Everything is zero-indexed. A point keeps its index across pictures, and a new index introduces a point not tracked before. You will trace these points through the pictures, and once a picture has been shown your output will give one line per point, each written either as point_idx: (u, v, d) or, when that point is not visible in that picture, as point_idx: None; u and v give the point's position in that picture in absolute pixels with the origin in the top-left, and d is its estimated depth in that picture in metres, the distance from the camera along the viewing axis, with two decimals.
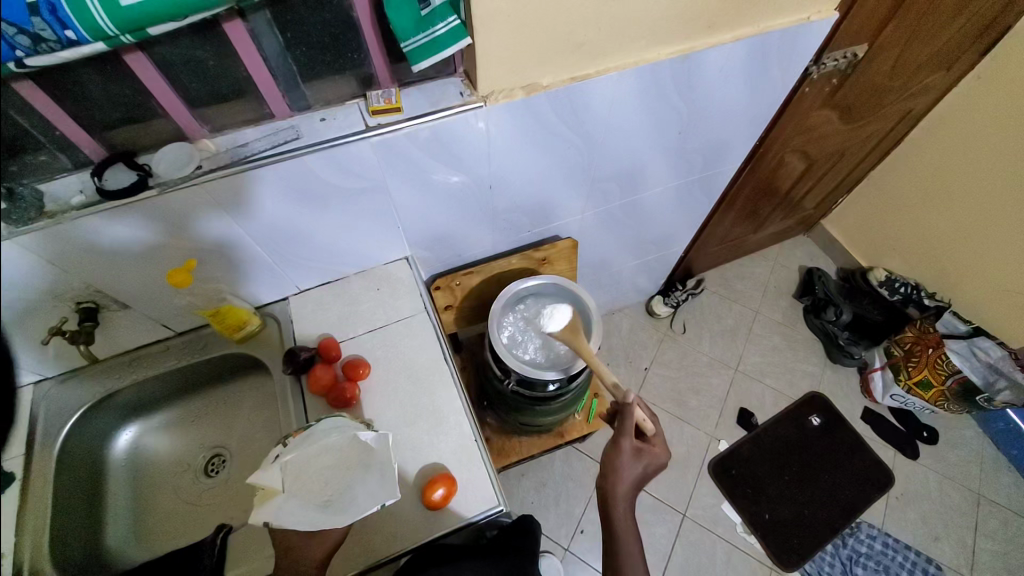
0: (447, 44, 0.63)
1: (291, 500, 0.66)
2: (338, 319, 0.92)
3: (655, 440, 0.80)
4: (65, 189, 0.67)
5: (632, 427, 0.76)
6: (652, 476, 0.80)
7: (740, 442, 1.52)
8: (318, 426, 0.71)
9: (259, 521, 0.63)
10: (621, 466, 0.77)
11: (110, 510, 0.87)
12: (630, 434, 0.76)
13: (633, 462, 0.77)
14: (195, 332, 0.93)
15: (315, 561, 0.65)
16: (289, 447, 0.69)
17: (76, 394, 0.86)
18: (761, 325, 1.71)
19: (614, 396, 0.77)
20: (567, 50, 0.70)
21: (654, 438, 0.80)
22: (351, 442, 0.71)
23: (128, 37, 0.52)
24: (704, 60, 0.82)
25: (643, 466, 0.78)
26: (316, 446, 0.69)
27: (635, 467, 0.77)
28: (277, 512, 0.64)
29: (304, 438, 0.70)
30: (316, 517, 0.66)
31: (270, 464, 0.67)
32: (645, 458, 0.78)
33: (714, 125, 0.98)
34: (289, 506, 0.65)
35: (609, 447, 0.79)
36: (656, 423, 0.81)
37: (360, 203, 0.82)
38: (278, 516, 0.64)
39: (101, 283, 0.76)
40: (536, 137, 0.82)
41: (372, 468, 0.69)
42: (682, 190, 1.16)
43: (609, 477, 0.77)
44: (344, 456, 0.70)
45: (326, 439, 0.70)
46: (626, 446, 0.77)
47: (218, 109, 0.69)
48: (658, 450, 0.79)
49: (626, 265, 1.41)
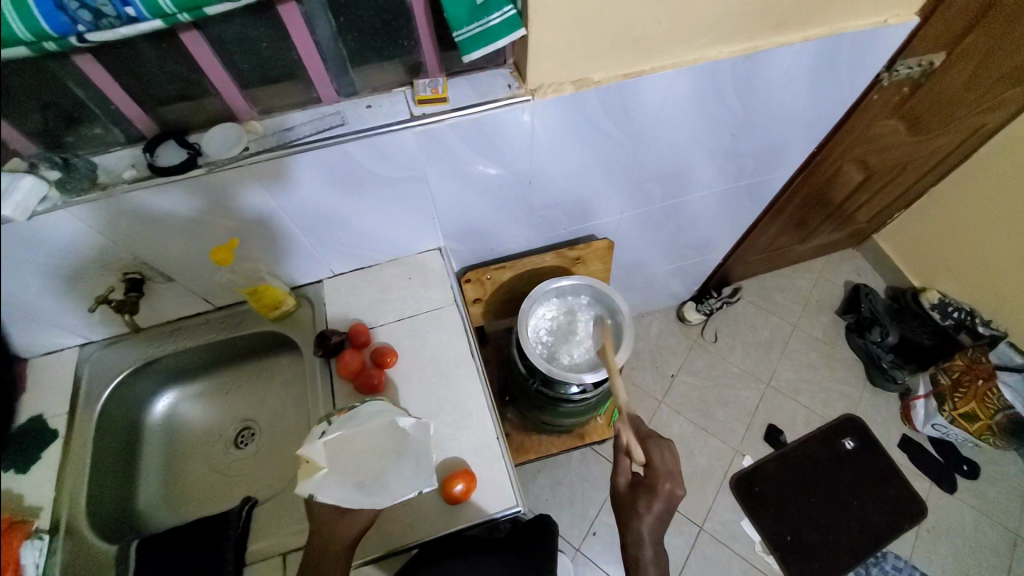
0: (501, 35, 0.61)
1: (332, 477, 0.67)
2: (369, 305, 0.93)
3: (656, 473, 0.78)
4: (118, 162, 0.68)
5: (620, 460, 0.80)
6: (666, 517, 0.77)
7: (764, 459, 1.47)
8: (362, 409, 0.72)
9: (305, 493, 0.64)
10: (623, 502, 0.79)
11: (145, 471, 0.91)
12: (623, 470, 0.80)
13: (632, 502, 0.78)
14: (233, 307, 0.95)
15: (349, 538, 0.67)
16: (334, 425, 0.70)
17: (119, 358, 0.90)
18: (797, 340, 1.65)
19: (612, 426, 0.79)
20: (623, 46, 0.68)
21: (655, 470, 0.78)
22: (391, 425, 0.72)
23: (185, 15, 0.53)
24: (768, 60, 0.77)
25: (643, 505, 0.77)
26: (359, 424, 0.70)
27: (636, 507, 0.77)
28: (320, 486, 0.65)
29: (349, 418, 0.71)
30: (357, 496, 0.66)
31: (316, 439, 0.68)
32: (641, 495, 0.78)
33: (769, 130, 0.93)
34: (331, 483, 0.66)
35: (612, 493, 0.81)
36: (659, 453, 0.79)
37: (399, 192, 0.81)
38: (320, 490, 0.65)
39: (147, 255, 0.78)
40: (580, 134, 0.80)
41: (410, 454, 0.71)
42: (728, 194, 1.11)
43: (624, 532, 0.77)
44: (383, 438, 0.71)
45: (367, 420, 0.71)
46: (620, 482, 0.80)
47: (268, 91, 0.70)
48: (658, 486, 0.77)
49: (661, 268, 1.36)
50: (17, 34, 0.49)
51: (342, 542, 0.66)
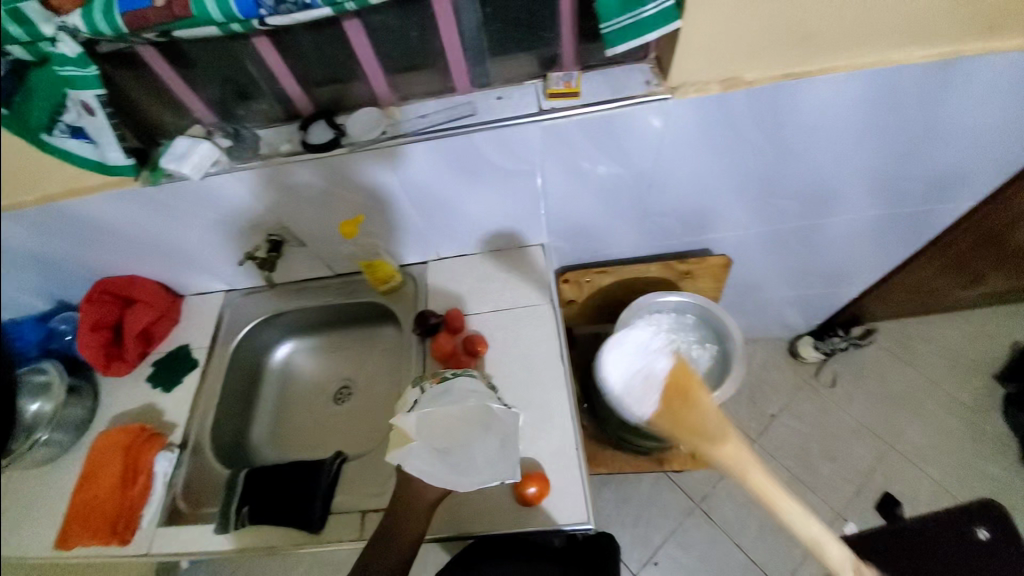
0: (653, 26, 0.58)
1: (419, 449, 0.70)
2: (468, 292, 0.95)
3: None
4: (276, 136, 0.76)
5: None
6: None
7: (872, 529, 1.28)
8: (455, 386, 0.74)
9: (393, 460, 0.69)
10: None
11: (260, 410, 1.02)
12: None
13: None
14: (348, 277, 1.03)
15: (430, 500, 0.69)
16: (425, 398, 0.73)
17: (252, 306, 1.02)
18: (936, 401, 1.40)
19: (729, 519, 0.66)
20: (786, 42, 0.62)
21: None
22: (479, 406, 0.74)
23: (351, 3, 0.57)
24: (969, 66, 0.65)
25: None
26: (449, 402, 0.73)
27: None
28: (407, 457, 0.69)
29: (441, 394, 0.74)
30: (439, 472, 0.69)
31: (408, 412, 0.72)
32: None
33: (949, 153, 0.79)
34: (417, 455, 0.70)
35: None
36: None
37: (515, 185, 0.81)
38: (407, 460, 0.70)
39: (287, 221, 0.87)
40: (716, 139, 0.73)
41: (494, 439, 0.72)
42: (879, 222, 0.96)
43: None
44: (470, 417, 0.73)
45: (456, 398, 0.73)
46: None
47: (408, 78, 0.73)
48: None
49: (778, 294, 1.23)
50: (212, 15, 0.56)
51: (423, 503, 0.69)
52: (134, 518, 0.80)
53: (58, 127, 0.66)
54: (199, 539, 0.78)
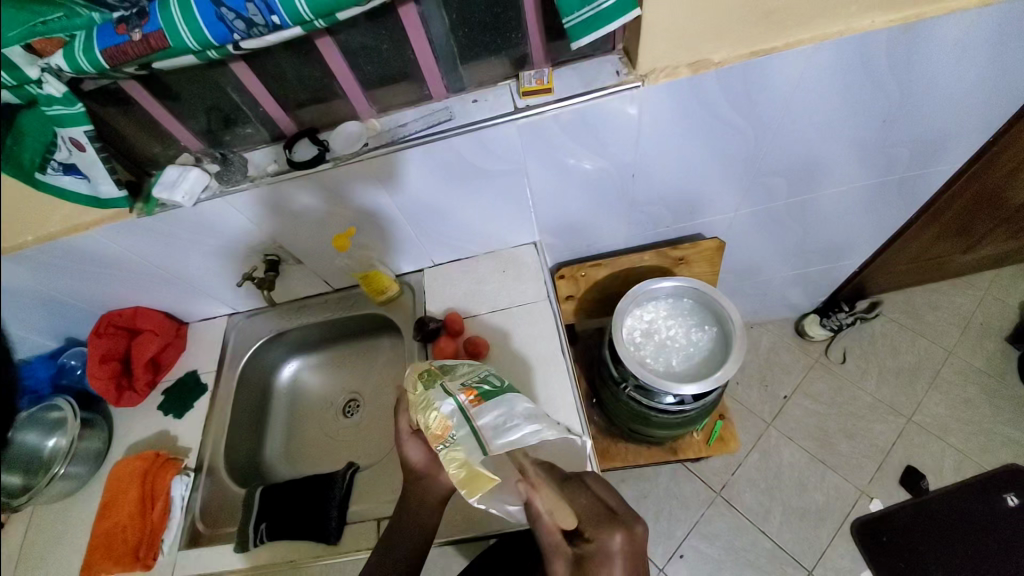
0: (614, 16, 0.58)
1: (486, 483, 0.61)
2: (465, 296, 0.95)
3: None
4: (264, 158, 0.78)
5: None
6: None
7: (898, 505, 1.25)
8: (518, 409, 0.65)
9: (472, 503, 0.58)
10: None
11: (271, 429, 1.04)
12: None
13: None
14: (348, 290, 1.04)
15: (442, 494, 0.70)
16: (487, 423, 0.62)
17: (255, 327, 1.04)
18: (950, 370, 1.38)
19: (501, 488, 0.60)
20: (748, 20, 0.62)
21: None
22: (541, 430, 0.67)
23: (320, 21, 0.58)
24: (937, 26, 0.65)
25: None
26: (518, 435, 0.62)
27: None
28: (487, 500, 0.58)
29: (507, 422, 0.63)
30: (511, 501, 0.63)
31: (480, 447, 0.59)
32: None
33: (931, 115, 0.79)
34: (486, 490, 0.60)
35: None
36: None
37: (500, 186, 0.82)
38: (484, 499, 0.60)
39: (281, 240, 0.88)
40: (692, 122, 0.73)
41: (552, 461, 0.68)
42: (871, 192, 0.95)
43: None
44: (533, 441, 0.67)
45: (529, 433, 0.63)
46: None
47: (385, 91, 0.75)
48: None
49: (778, 274, 1.22)
50: (188, 44, 0.58)
51: (437, 496, 0.69)
52: (155, 543, 0.81)
53: (51, 165, 0.68)
54: (221, 559, 0.79)
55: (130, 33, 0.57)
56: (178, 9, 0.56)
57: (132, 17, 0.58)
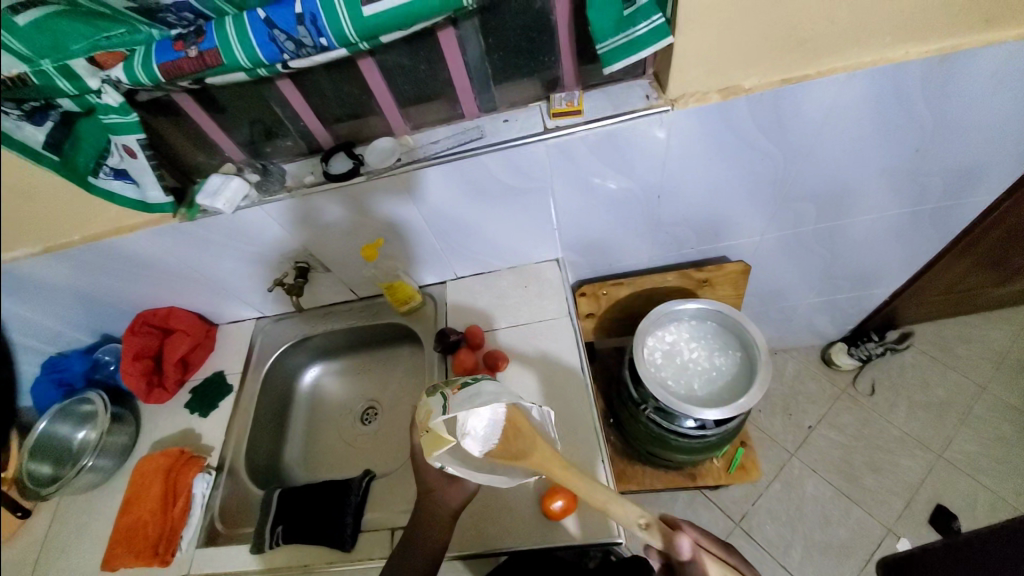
0: (647, 43, 0.60)
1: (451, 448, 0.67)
2: (486, 310, 0.96)
3: None
4: (301, 170, 0.82)
5: None
6: None
7: (929, 547, 1.19)
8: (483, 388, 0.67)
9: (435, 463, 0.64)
10: None
11: (290, 432, 1.06)
12: None
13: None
14: (372, 299, 1.07)
15: (452, 510, 0.70)
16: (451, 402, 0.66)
17: (282, 332, 1.07)
18: (987, 406, 1.32)
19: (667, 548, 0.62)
20: (780, 47, 0.62)
21: None
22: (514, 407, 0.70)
23: (364, 43, 0.61)
24: (976, 56, 0.64)
25: None
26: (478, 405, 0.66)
27: None
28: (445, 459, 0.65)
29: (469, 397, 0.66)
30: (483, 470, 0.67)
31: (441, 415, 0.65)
32: None
33: (970, 143, 0.77)
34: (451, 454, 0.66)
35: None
36: None
37: (527, 203, 0.84)
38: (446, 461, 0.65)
39: (312, 248, 0.91)
40: (720, 146, 0.74)
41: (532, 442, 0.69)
42: (904, 221, 0.94)
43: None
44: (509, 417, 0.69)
45: (484, 401, 0.65)
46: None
47: (419, 108, 0.77)
48: None
49: (804, 301, 1.20)
50: (240, 63, 0.62)
51: (447, 510, 0.70)
52: (174, 539, 0.83)
53: (103, 170, 0.73)
54: (237, 559, 0.81)
55: (186, 49, 0.61)
56: (234, 30, 0.60)
57: (190, 35, 0.61)
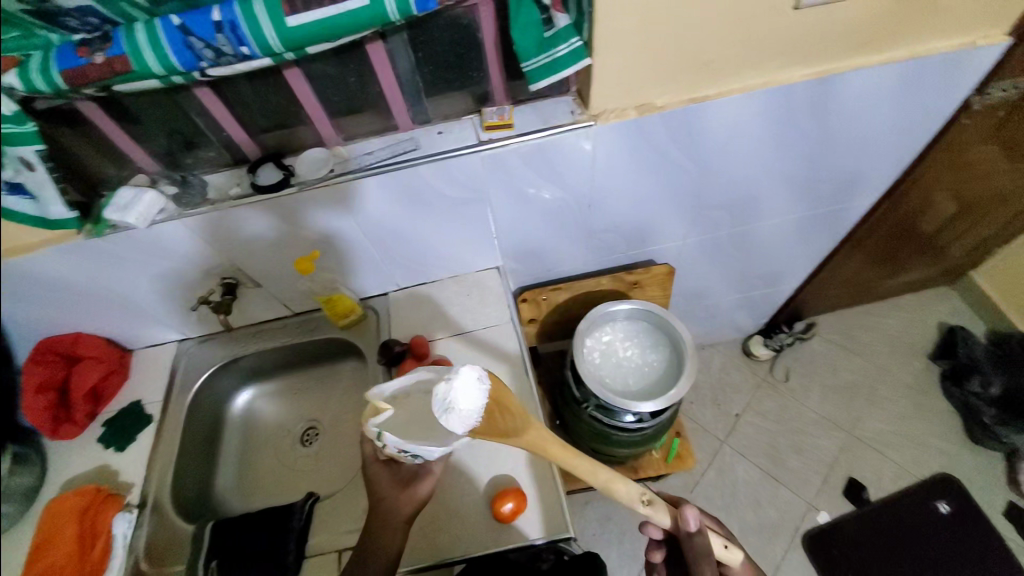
0: (567, 63, 0.65)
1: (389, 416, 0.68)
2: (429, 320, 0.97)
3: None
4: (225, 181, 0.79)
5: None
6: None
7: (843, 516, 1.33)
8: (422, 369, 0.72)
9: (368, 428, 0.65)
10: None
11: (222, 459, 0.99)
12: None
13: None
14: (308, 314, 1.03)
15: (407, 514, 0.69)
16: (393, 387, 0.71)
17: (208, 354, 1.00)
18: (882, 385, 1.50)
19: (676, 523, 0.72)
20: (686, 69, 0.69)
21: None
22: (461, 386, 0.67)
23: (289, 53, 0.61)
24: (847, 80, 0.75)
25: None
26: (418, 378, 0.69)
27: None
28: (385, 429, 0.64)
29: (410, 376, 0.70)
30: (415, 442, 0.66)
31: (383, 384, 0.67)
32: None
33: (849, 154, 0.89)
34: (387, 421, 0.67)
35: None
36: None
37: (464, 213, 0.86)
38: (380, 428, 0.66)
39: (241, 263, 0.88)
40: (641, 157, 0.80)
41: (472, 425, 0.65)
42: (802, 224, 1.06)
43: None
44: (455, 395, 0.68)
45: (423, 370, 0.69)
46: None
47: (351, 119, 0.77)
48: None
49: (725, 298, 1.31)
50: (154, 70, 0.59)
51: (400, 516, 0.69)
52: None
53: None
54: None
55: (91, 55, 0.58)
56: (145, 36, 0.57)
57: (95, 41, 0.58)
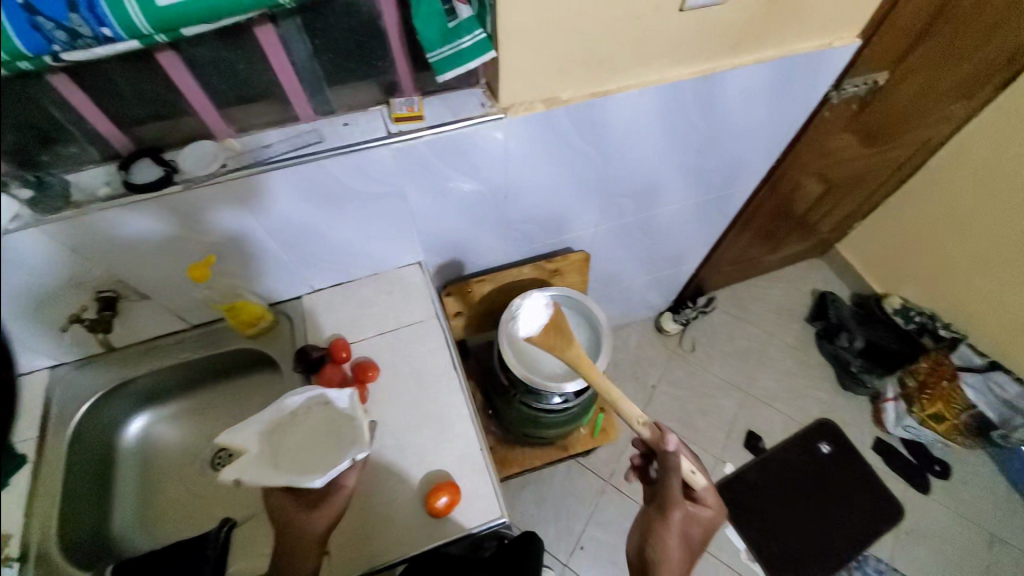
0: (472, 55, 0.65)
1: (256, 463, 0.68)
2: (349, 320, 0.93)
3: None
4: (93, 180, 0.69)
5: None
6: None
7: (745, 466, 1.50)
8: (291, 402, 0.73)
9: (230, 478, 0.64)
10: None
11: (118, 495, 0.88)
12: None
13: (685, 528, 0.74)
14: (209, 326, 0.94)
15: (318, 536, 0.66)
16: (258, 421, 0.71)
17: (90, 380, 0.87)
18: (771, 347, 1.70)
19: (655, 438, 0.77)
20: (589, 64, 0.72)
21: None
22: (327, 412, 0.74)
23: (162, 36, 0.54)
24: (727, 77, 0.83)
25: None
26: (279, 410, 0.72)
27: None
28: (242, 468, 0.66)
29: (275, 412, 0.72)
30: (292, 475, 0.67)
31: (241, 428, 0.69)
32: None
33: (733, 144, 0.99)
34: (253, 467, 0.67)
35: (657, 517, 0.75)
36: None
37: (378, 208, 0.83)
38: (244, 474, 0.65)
39: (121, 273, 0.78)
40: (551, 148, 0.83)
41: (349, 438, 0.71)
42: (698, 208, 1.16)
43: (661, 556, 0.72)
44: (324, 424, 0.73)
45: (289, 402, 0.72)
46: (677, 512, 0.74)
47: (243, 110, 0.71)
48: None
49: (637, 280, 1.40)
50: None
51: (310, 538, 0.66)
52: None
53: None
54: None
55: None
56: None
57: None
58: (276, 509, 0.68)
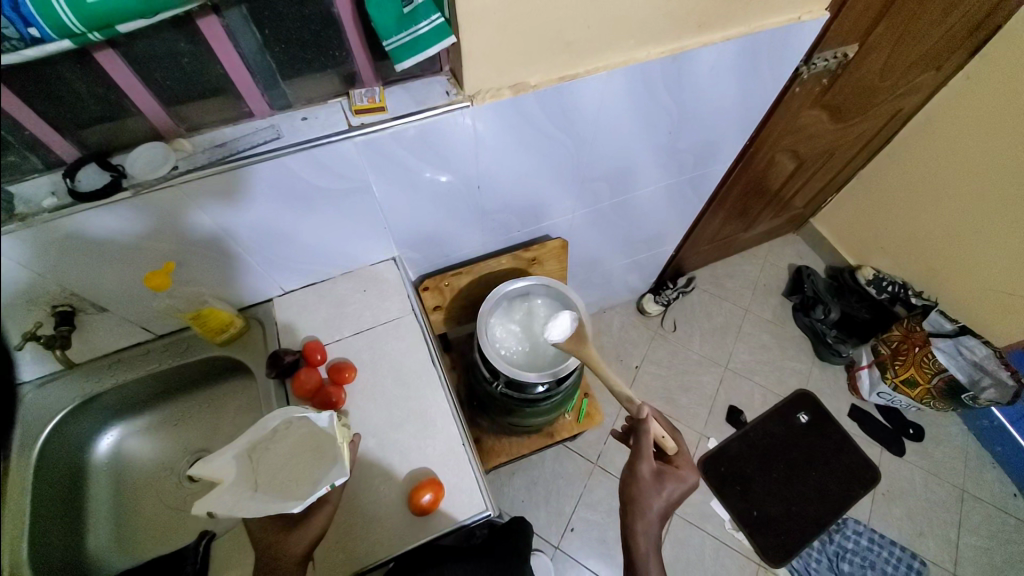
0: (431, 42, 0.63)
1: (231, 491, 0.60)
2: (324, 321, 0.91)
3: None
4: (36, 191, 0.64)
5: None
6: None
7: (728, 439, 1.53)
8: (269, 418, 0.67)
9: (204, 510, 0.56)
10: None
11: (93, 515, 0.85)
12: None
13: (657, 485, 0.77)
14: (177, 335, 0.91)
15: (302, 550, 0.65)
16: (236, 443, 0.64)
17: (57, 397, 0.84)
18: (750, 323, 1.73)
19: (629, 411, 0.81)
20: (555, 49, 0.70)
21: None
22: (305, 432, 0.69)
23: (96, 34, 0.50)
24: (698, 55, 0.81)
25: None
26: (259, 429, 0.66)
27: None
28: (217, 500, 0.57)
29: (254, 431, 0.66)
30: (274, 501, 0.62)
31: (215, 455, 0.61)
32: None
33: (706, 122, 0.98)
34: (229, 496, 0.59)
35: (629, 475, 0.79)
36: None
37: (347, 204, 0.80)
38: (218, 505, 0.57)
39: (76, 286, 0.74)
40: (521, 135, 0.81)
41: (330, 458, 0.67)
42: (673, 189, 1.16)
43: (631, 506, 0.76)
44: (301, 444, 0.68)
45: (273, 421, 0.66)
46: (644, 469, 0.77)
47: (194, 108, 0.67)
48: None
49: (616, 263, 1.40)
50: None
51: (292, 558, 0.64)
52: None
53: None
54: None
55: None
56: None
57: None
58: (256, 532, 0.66)
